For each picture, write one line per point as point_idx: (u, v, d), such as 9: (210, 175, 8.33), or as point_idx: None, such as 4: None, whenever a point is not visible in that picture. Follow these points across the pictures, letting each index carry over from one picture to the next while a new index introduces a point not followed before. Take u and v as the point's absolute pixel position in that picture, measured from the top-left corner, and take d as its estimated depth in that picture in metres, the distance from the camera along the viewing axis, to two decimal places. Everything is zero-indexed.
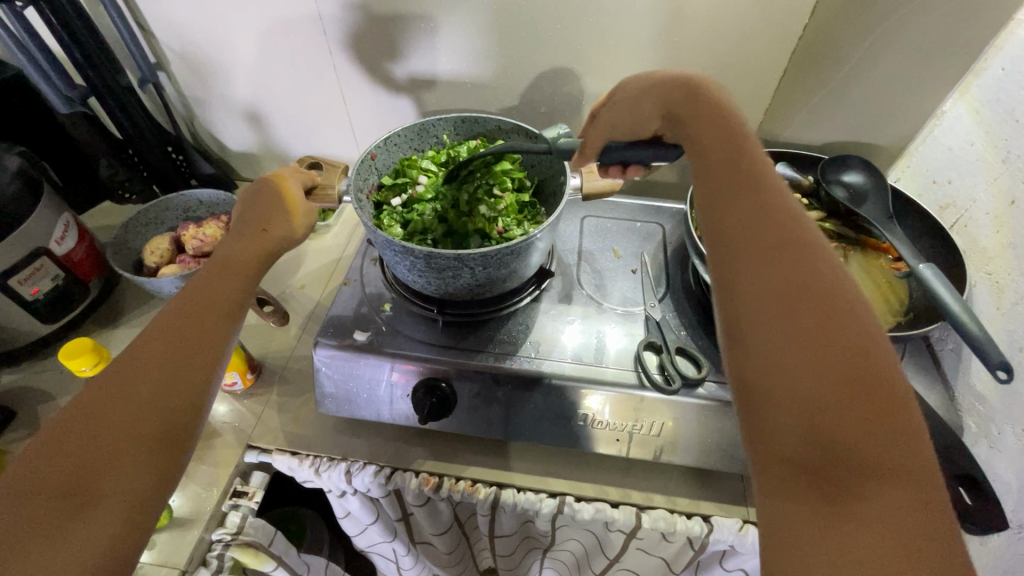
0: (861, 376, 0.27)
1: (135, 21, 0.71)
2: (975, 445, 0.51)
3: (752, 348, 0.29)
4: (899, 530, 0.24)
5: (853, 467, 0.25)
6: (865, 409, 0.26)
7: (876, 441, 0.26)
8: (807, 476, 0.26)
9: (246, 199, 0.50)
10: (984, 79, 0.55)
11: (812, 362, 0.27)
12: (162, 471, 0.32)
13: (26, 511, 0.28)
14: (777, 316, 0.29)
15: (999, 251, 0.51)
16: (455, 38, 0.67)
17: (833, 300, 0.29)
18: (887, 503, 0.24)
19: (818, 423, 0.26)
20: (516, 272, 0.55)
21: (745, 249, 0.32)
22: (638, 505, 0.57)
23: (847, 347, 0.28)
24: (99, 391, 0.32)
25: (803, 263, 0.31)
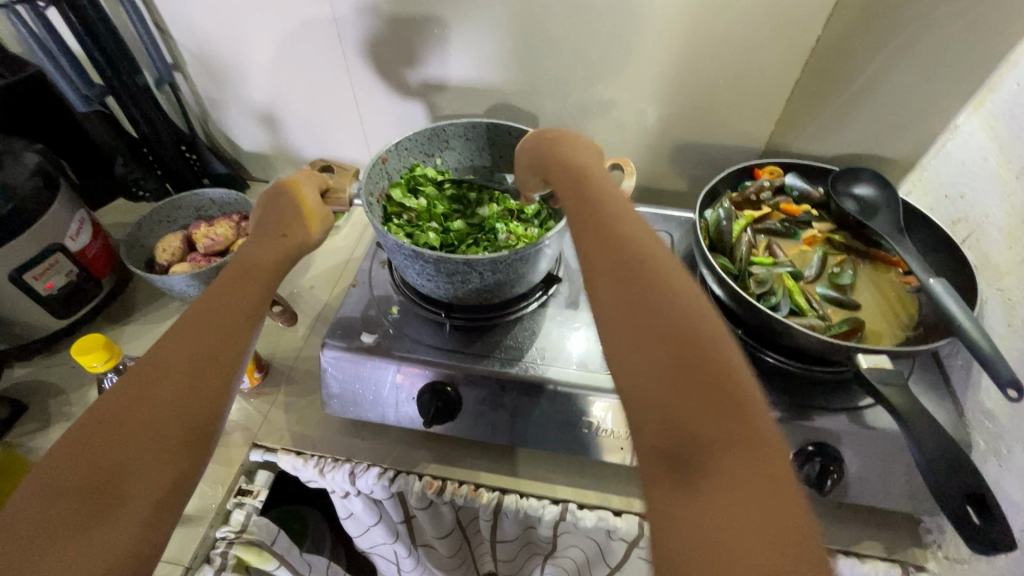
0: (706, 365, 0.29)
1: (153, 22, 0.72)
2: (983, 462, 0.50)
3: (613, 348, 0.31)
4: (745, 503, 0.25)
5: (707, 456, 0.26)
6: (709, 394, 0.28)
7: (721, 426, 0.27)
8: (668, 464, 0.26)
9: (263, 204, 0.51)
10: (998, 94, 0.55)
11: (659, 355, 0.29)
12: (182, 472, 0.32)
13: (53, 510, 0.29)
14: (633, 315, 0.31)
15: (1011, 267, 0.51)
16: (468, 45, 0.68)
17: (677, 296, 0.32)
18: (741, 484, 0.25)
19: (671, 412, 0.27)
20: (524, 277, 0.55)
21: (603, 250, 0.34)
22: (641, 514, 0.57)
23: (690, 342, 0.30)
24: (123, 393, 0.33)
25: (643, 266, 0.33)
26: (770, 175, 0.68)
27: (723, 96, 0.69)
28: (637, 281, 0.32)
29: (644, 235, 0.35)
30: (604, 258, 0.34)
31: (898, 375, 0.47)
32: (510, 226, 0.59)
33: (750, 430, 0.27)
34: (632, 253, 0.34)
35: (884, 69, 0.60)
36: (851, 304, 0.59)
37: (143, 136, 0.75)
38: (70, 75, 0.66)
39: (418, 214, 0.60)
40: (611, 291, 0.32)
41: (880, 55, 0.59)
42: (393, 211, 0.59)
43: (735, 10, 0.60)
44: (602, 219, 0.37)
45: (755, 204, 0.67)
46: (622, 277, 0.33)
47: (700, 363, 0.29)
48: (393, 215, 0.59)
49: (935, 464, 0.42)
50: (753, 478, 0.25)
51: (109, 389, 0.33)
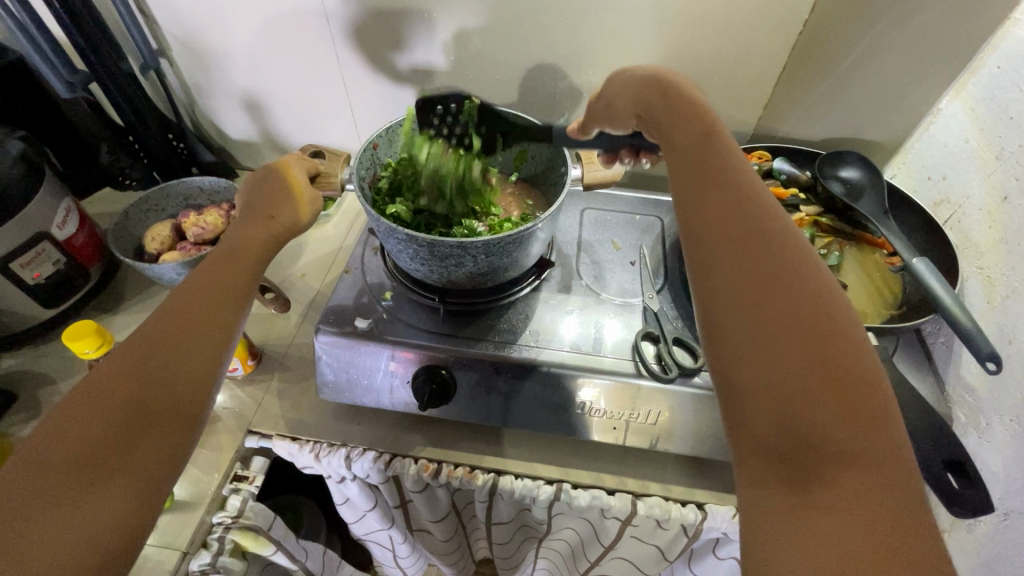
0: (839, 377, 0.28)
1: (136, 7, 0.70)
2: (964, 435, 0.52)
3: (728, 339, 0.30)
4: (865, 514, 0.25)
5: (828, 463, 0.26)
6: (839, 399, 0.27)
7: (846, 432, 0.27)
8: (782, 468, 0.27)
9: (253, 183, 0.50)
10: (980, 77, 0.56)
11: (780, 352, 0.29)
12: (171, 448, 0.33)
13: (40, 481, 0.28)
14: (751, 303, 0.30)
15: (991, 246, 0.52)
16: (458, 29, 0.68)
17: (810, 302, 0.30)
18: (855, 503, 0.25)
19: (790, 411, 0.27)
20: (517, 260, 0.56)
21: (718, 234, 0.33)
22: (634, 492, 0.58)
23: (822, 338, 0.29)
24: (112, 367, 0.33)
25: (766, 249, 0.32)
26: (759, 160, 0.69)
27: (711, 82, 0.69)
28: (762, 266, 0.31)
29: (770, 225, 0.33)
30: (720, 244, 0.33)
31: (881, 351, 0.48)
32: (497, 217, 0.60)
33: (877, 439, 0.27)
34: (758, 249, 0.32)
35: (867, 54, 0.61)
36: None
37: (128, 124, 0.74)
38: (51, 59, 0.64)
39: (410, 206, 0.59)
40: (727, 276, 0.32)
41: (864, 40, 0.60)
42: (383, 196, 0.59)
43: None
44: (734, 212, 0.34)
45: None
46: (747, 274, 0.31)
47: (829, 376, 0.28)
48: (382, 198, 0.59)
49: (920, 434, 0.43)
50: (873, 492, 0.25)
51: (94, 363, 0.33)
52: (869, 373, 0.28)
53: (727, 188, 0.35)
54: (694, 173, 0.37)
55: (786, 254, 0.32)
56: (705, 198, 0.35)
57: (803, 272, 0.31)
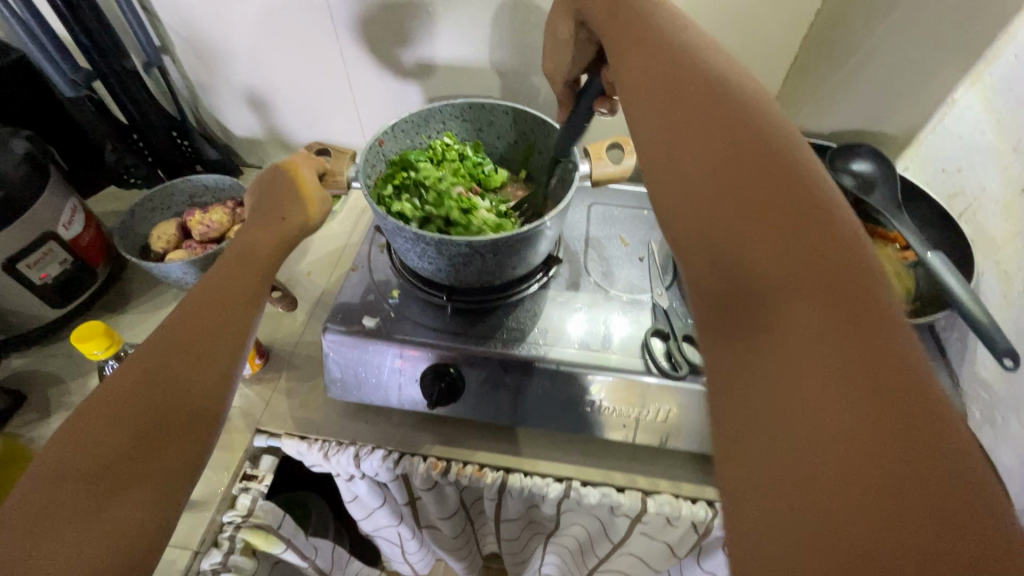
0: (800, 217, 0.24)
1: (138, 3, 0.70)
2: (978, 432, 0.52)
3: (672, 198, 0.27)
4: (835, 354, 0.20)
5: (777, 301, 0.22)
6: (787, 232, 0.23)
7: (801, 266, 0.23)
8: (732, 323, 0.23)
9: (260, 186, 0.50)
10: (997, 66, 0.54)
11: (719, 195, 0.25)
12: (188, 459, 0.32)
13: (56, 491, 0.28)
14: (693, 158, 0.27)
15: (1008, 240, 0.52)
16: (463, 23, 0.67)
17: (752, 148, 0.27)
18: (823, 348, 0.21)
19: (733, 250, 0.24)
20: (525, 258, 0.55)
21: (661, 110, 0.31)
22: (644, 490, 0.58)
23: (768, 178, 0.25)
24: (126, 378, 0.33)
25: (707, 105, 0.29)
26: None
27: None
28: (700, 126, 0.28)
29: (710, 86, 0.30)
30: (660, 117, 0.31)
31: None
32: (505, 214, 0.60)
33: (841, 274, 0.22)
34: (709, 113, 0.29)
35: (881, 44, 0.60)
36: None
37: (132, 122, 0.74)
38: (52, 55, 0.63)
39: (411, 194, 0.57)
40: (667, 143, 0.29)
41: (877, 30, 0.59)
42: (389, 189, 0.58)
43: None
44: (678, 92, 0.31)
45: None
46: (704, 136, 0.28)
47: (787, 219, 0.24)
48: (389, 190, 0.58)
49: None
50: (841, 334, 0.21)
51: (108, 375, 0.33)
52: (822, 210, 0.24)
53: (680, 69, 0.32)
54: (647, 66, 0.34)
55: (739, 113, 0.29)
56: (658, 82, 0.32)
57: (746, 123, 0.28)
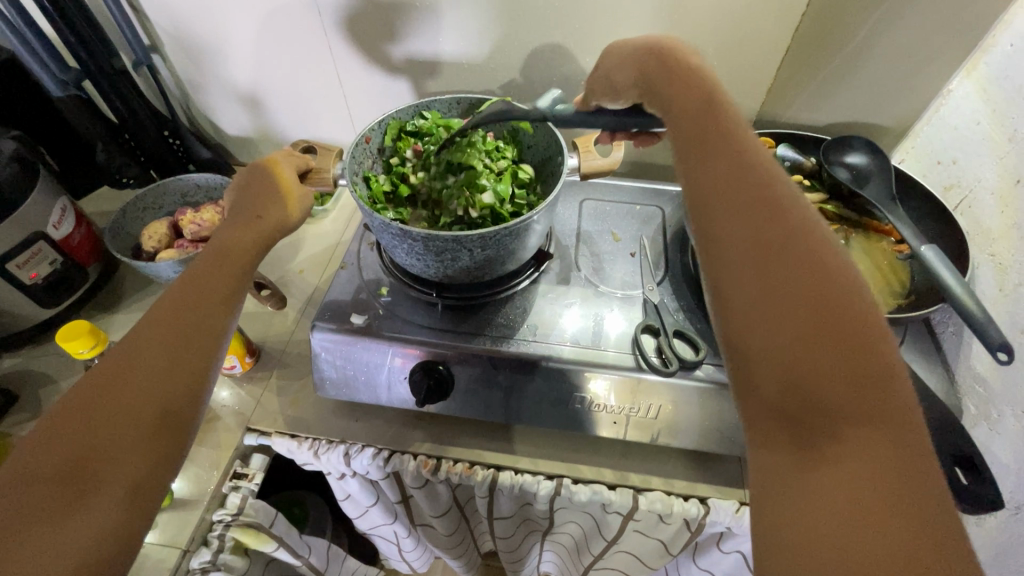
0: (856, 352, 0.27)
1: (127, 3, 0.70)
2: (974, 427, 0.51)
3: (740, 313, 0.29)
4: (879, 486, 0.25)
5: (837, 428, 0.26)
6: (850, 368, 0.27)
7: (858, 402, 0.26)
8: (790, 431, 0.27)
9: (240, 183, 0.49)
10: (993, 56, 0.54)
11: (798, 323, 0.28)
12: (161, 457, 0.32)
13: (30, 496, 0.28)
14: (765, 275, 0.29)
15: (1003, 233, 0.51)
16: (451, 16, 0.66)
17: (826, 276, 0.29)
18: (869, 475, 0.25)
19: (806, 379, 0.27)
20: (514, 253, 0.55)
21: (733, 210, 0.31)
22: (635, 487, 0.57)
23: (835, 310, 0.28)
24: (97, 382, 0.32)
25: (775, 215, 0.31)
26: (761, 146, 0.67)
27: (712, 67, 0.67)
28: (774, 241, 0.30)
29: (776, 194, 0.32)
30: (730, 217, 0.31)
31: None
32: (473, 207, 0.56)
33: (887, 410, 0.26)
34: (776, 229, 0.30)
35: (874, 35, 0.59)
36: None
37: (123, 122, 0.74)
38: (42, 56, 0.64)
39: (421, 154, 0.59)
40: (741, 252, 0.30)
41: (870, 21, 0.58)
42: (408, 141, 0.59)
43: None
44: (738, 185, 0.32)
45: None
46: (766, 252, 0.30)
47: (845, 354, 0.27)
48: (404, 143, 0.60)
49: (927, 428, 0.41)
50: (885, 467, 0.25)
51: (81, 376, 0.32)
52: (877, 350, 0.28)
53: (742, 163, 0.34)
54: (700, 147, 0.35)
55: (802, 230, 0.31)
56: (727, 171, 0.33)
57: (809, 246, 0.30)
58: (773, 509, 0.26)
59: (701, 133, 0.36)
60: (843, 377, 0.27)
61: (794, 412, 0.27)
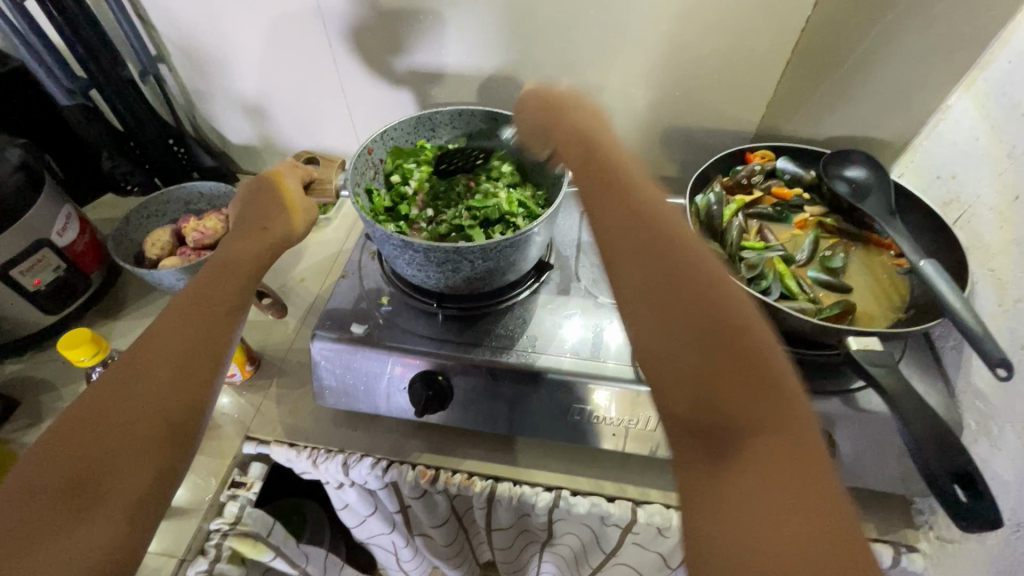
0: (742, 356, 0.29)
1: (135, 14, 0.71)
2: (973, 443, 0.51)
3: (641, 334, 0.31)
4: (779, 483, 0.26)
5: (738, 432, 0.28)
6: (739, 375, 0.29)
7: (748, 406, 0.28)
8: (699, 445, 0.28)
9: (246, 196, 0.50)
10: (991, 72, 0.54)
11: (689, 338, 0.30)
12: (165, 468, 0.32)
13: (33, 508, 0.28)
14: (664, 298, 0.32)
15: (1002, 248, 0.51)
16: (454, 29, 0.67)
17: (711, 294, 0.32)
18: (771, 477, 0.26)
19: (701, 391, 0.29)
20: (515, 264, 0.55)
21: (628, 244, 0.34)
22: (634, 500, 0.57)
23: (723, 323, 0.30)
24: (101, 394, 0.32)
25: (669, 246, 0.34)
26: (761, 160, 0.67)
27: (714, 81, 0.68)
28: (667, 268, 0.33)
29: (668, 227, 0.35)
30: (627, 252, 0.34)
31: (886, 356, 0.46)
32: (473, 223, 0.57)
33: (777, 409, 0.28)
34: (664, 250, 0.34)
35: (873, 51, 0.60)
36: (843, 287, 0.58)
37: (129, 130, 0.74)
38: (51, 67, 0.66)
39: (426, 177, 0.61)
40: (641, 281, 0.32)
41: (869, 37, 0.59)
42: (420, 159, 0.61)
43: None
44: (635, 221, 0.36)
45: (746, 188, 0.67)
46: (656, 271, 0.33)
47: (729, 357, 0.29)
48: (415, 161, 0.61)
49: (925, 443, 0.41)
50: (780, 464, 0.27)
51: (87, 388, 0.33)
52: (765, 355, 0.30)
53: (638, 201, 0.37)
54: (600, 189, 0.39)
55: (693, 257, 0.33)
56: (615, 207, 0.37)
57: (701, 270, 0.33)
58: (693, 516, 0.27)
59: (603, 178, 0.39)
60: (731, 381, 0.29)
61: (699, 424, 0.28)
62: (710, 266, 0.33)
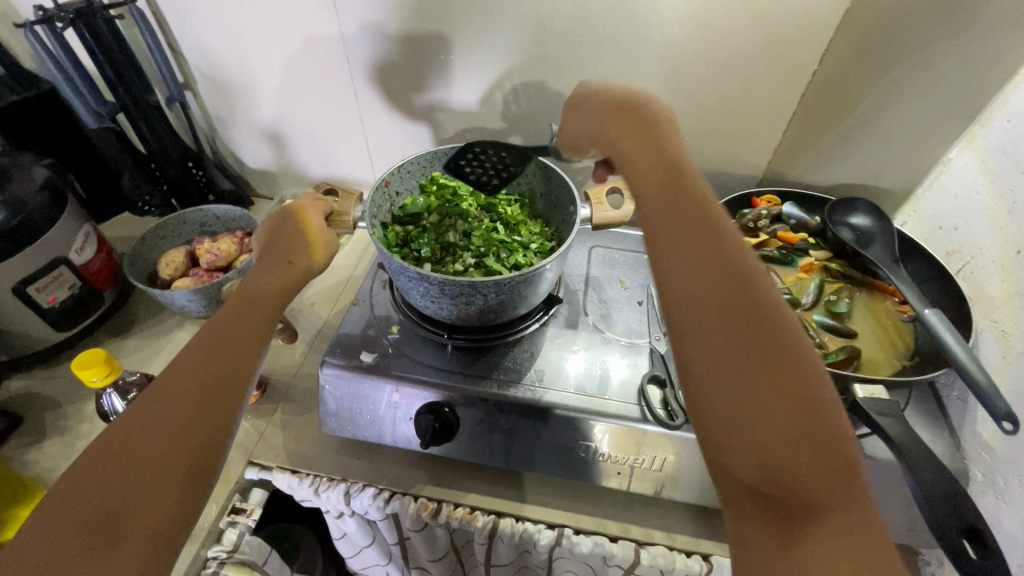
0: (818, 433, 0.28)
1: (166, 43, 0.74)
2: (980, 495, 0.50)
3: (713, 404, 0.29)
4: (847, 558, 0.26)
5: (811, 509, 0.27)
6: (817, 454, 0.28)
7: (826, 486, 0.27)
8: (765, 515, 0.28)
9: (271, 228, 0.51)
10: (990, 130, 0.57)
11: (769, 416, 0.28)
12: (184, 505, 0.32)
13: (58, 543, 0.29)
14: (737, 366, 0.30)
15: (1005, 300, 0.52)
16: (474, 70, 0.70)
17: (788, 364, 0.30)
18: (841, 557, 0.26)
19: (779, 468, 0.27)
20: (526, 298, 0.56)
21: (705, 300, 0.32)
22: (637, 541, 0.57)
23: (798, 398, 0.29)
24: (128, 428, 0.33)
25: (745, 304, 0.32)
26: (768, 204, 0.69)
27: (721, 127, 0.70)
28: (745, 333, 0.30)
29: (746, 281, 0.33)
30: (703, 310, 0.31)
31: (891, 405, 0.47)
32: (484, 258, 0.59)
33: (849, 487, 0.28)
34: (742, 311, 0.31)
35: (875, 104, 0.62)
36: (848, 332, 0.59)
37: (150, 152, 0.76)
38: (80, 89, 0.66)
39: (441, 213, 0.62)
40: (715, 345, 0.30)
41: (872, 92, 0.61)
42: (431, 186, 0.63)
43: (734, 46, 0.62)
44: (711, 273, 0.33)
45: (752, 232, 0.68)
46: (733, 335, 0.30)
47: (804, 426, 0.28)
48: (427, 189, 0.63)
49: (933, 495, 0.41)
50: (851, 542, 0.27)
51: (114, 422, 0.33)
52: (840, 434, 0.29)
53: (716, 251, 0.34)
54: (671, 227, 0.35)
55: (771, 319, 0.31)
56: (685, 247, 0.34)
57: (777, 335, 0.31)
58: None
59: (674, 215, 0.36)
60: (805, 449, 0.28)
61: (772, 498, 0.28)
62: (784, 330, 0.31)
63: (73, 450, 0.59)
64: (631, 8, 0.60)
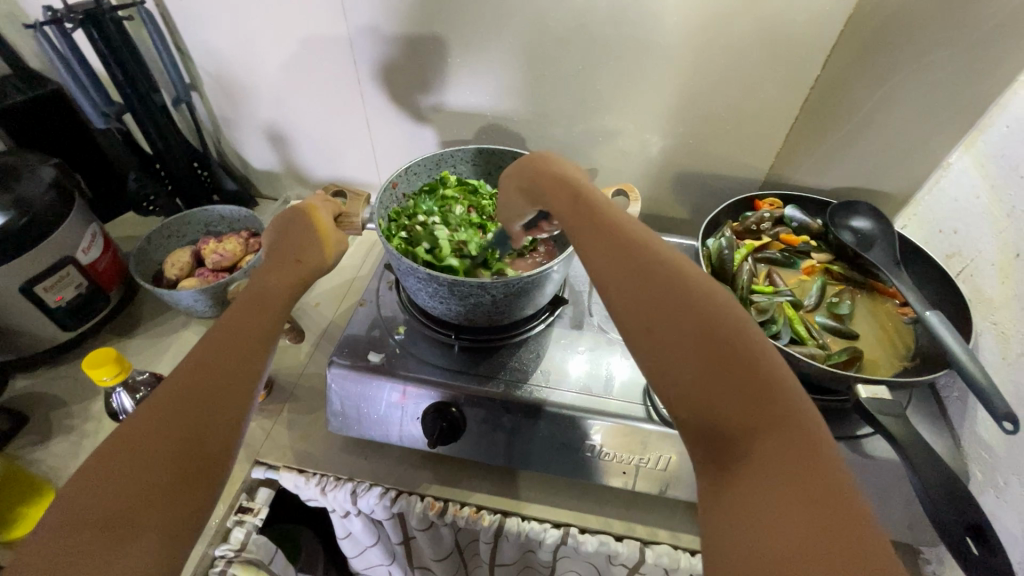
0: (739, 362, 0.29)
1: (173, 43, 0.74)
2: (981, 494, 0.51)
3: (645, 356, 0.31)
4: (782, 479, 0.26)
5: (743, 438, 0.28)
6: (743, 384, 0.28)
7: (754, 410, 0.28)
8: (710, 453, 0.29)
9: (279, 227, 0.52)
10: (989, 135, 0.58)
11: (689, 353, 0.29)
12: (193, 504, 0.32)
13: (71, 540, 0.29)
14: (653, 311, 0.31)
15: (1005, 302, 0.53)
16: (480, 73, 0.70)
17: (705, 304, 0.31)
18: (774, 478, 0.26)
19: (704, 400, 0.28)
20: (532, 300, 0.56)
21: (618, 260, 0.34)
22: (642, 539, 0.57)
23: (717, 331, 0.30)
24: (139, 425, 0.33)
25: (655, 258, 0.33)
26: (771, 207, 0.70)
27: (725, 130, 0.71)
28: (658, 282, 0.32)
29: (656, 244, 0.34)
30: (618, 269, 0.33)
31: (895, 405, 0.48)
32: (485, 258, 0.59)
33: (780, 408, 0.28)
34: (652, 264, 0.33)
35: (877, 109, 0.63)
36: (850, 333, 0.60)
37: (156, 152, 0.76)
38: (88, 90, 0.67)
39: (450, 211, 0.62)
40: (632, 297, 0.32)
41: (874, 96, 0.62)
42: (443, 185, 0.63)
43: (738, 50, 0.62)
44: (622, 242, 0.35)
45: (756, 234, 0.69)
46: (647, 285, 0.32)
47: (726, 357, 0.29)
48: (439, 189, 0.63)
49: (936, 493, 0.42)
50: (788, 462, 0.27)
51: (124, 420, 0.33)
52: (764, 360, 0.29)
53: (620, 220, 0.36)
54: (586, 209, 0.38)
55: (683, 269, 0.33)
56: (599, 229, 0.36)
57: (692, 281, 0.32)
58: (708, 524, 0.28)
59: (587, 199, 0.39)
60: (726, 377, 0.29)
61: (705, 431, 0.29)
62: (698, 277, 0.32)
63: (79, 449, 0.60)
64: (638, 12, 0.61)
